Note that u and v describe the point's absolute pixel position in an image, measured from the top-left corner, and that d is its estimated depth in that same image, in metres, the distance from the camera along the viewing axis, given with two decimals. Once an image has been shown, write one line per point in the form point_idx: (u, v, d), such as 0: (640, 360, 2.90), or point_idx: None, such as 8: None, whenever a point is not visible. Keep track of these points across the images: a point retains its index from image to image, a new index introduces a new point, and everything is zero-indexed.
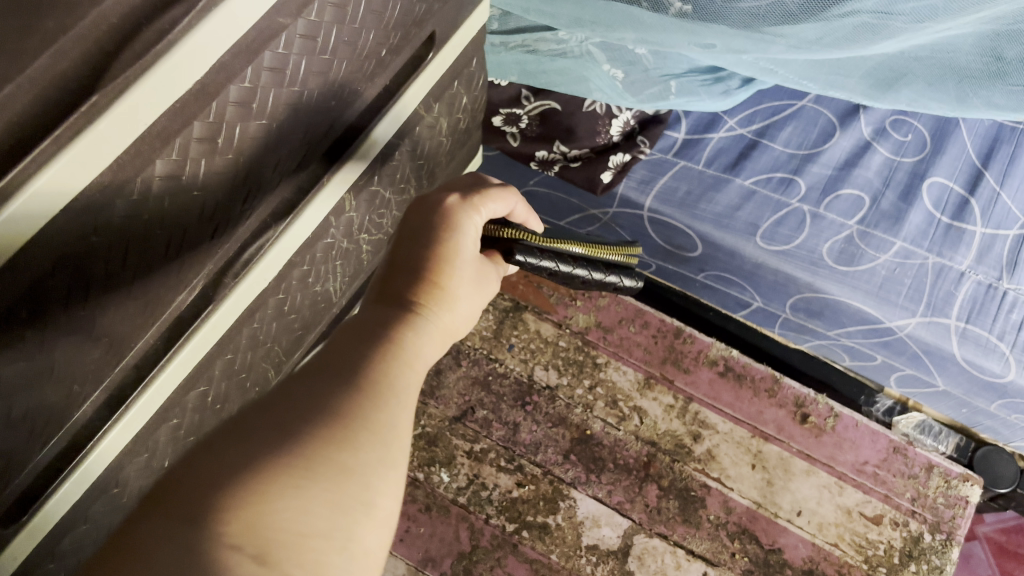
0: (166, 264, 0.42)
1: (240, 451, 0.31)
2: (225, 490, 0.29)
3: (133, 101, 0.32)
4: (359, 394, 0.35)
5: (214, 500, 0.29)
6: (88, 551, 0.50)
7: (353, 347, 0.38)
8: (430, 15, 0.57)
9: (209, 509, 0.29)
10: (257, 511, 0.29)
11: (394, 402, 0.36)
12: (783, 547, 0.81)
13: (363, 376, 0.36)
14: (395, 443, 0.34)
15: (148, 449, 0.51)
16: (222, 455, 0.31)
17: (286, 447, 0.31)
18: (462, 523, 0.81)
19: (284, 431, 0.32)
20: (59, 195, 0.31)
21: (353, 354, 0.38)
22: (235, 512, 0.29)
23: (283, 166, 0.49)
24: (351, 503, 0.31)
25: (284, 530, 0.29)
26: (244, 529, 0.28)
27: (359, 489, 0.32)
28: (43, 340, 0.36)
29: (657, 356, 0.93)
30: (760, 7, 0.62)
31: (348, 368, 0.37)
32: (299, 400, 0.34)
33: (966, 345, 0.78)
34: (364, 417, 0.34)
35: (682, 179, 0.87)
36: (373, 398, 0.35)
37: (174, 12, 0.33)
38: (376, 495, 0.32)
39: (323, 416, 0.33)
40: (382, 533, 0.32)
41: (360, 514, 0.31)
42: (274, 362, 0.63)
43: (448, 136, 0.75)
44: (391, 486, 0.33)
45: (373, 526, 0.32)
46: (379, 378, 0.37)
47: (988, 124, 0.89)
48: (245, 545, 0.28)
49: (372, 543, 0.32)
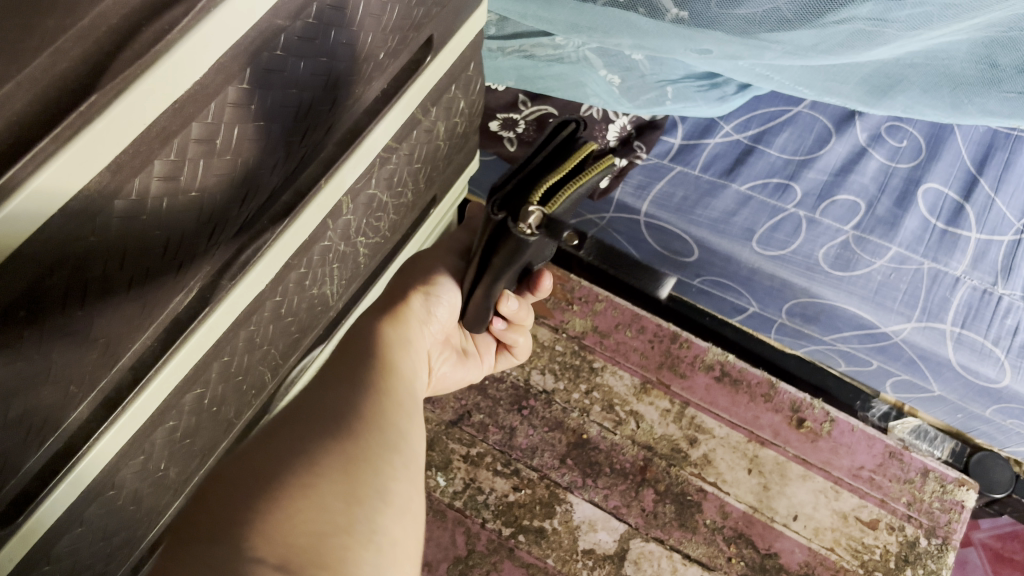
0: (164, 266, 0.42)
1: (250, 472, 0.34)
2: (239, 507, 0.32)
3: (132, 101, 0.32)
4: (342, 394, 0.41)
5: (231, 519, 0.31)
6: (83, 554, 0.50)
7: (333, 366, 0.44)
8: (428, 19, 0.57)
9: (230, 528, 0.31)
10: (274, 520, 0.31)
11: (380, 395, 0.42)
12: (779, 552, 0.81)
13: (344, 381, 0.42)
14: (390, 432, 0.39)
15: (145, 451, 0.51)
16: (233, 480, 0.34)
17: (289, 456, 0.35)
18: (458, 528, 0.81)
19: (283, 445, 0.36)
20: (57, 194, 0.31)
21: (340, 374, 0.43)
22: (254, 525, 0.31)
23: (282, 168, 0.49)
24: (367, 492, 0.35)
25: (305, 532, 0.32)
26: (264, 542, 0.30)
27: (370, 478, 0.35)
28: (41, 340, 0.36)
29: (654, 360, 0.93)
30: (756, 14, 0.63)
31: (336, 382, 0.42)
32: (288, 416, 0.38)
33: (961, 350, 0.78)
34: (360, 418, 0.39)
35: (678, 184, 0.88)
36: (364, 401, 0.41)
37: (173, 13, 0.33)
38: (387, 481, 0.36)
39: (316, 421, 0.38)
40: (402, 519, 0.36)
41: (377, 503, 0.35)
42: (270, 365, 0.63)
43: (446, 140, 0.75)
44: (397, 472, 0.37)
45: (391, 514, 0.35)
46: (361, 380, 0.43)
47: (982, 131, 0.89)
48: (267, 556, 0.30)
49: (395, 529, 0.35)
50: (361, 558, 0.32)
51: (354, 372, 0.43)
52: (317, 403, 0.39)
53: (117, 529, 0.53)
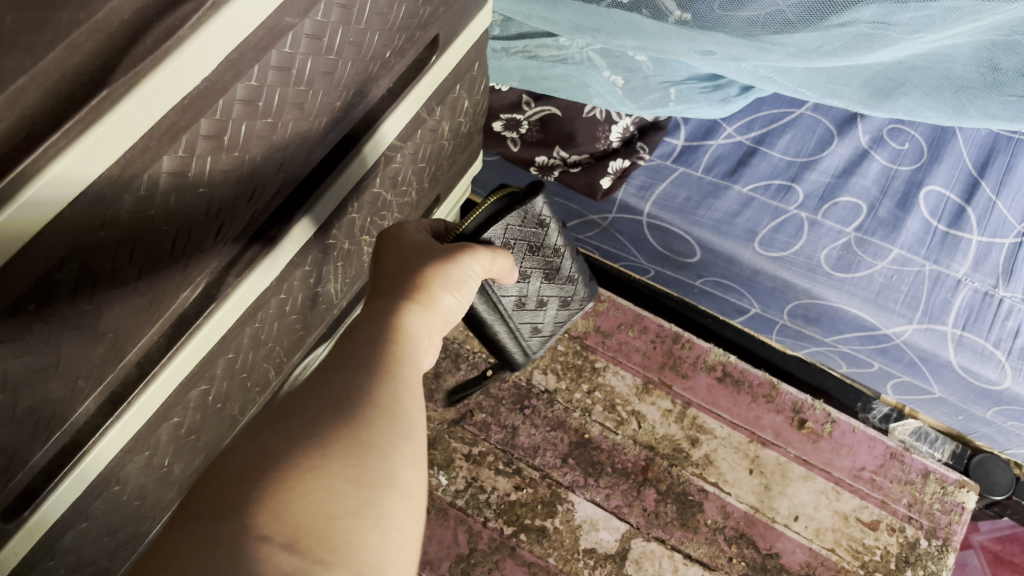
0: (171, 262, 0.42)
1: (259, 452, 0.34)
2: (248, 486, 0.32)
3: (142, 96, 0.32)
4: (351, 376, 0.40)
5: (240, 497, 0.32)
6: (87, 548, 0.50)
7: (345, 345, 0.43)
8: (434, 18, 0.57)
9: (236, 507, 0.32)
10: (281, 500, 0.32)
11: (393, 378, 0.41)
12: (780, 552, 0.81)
13: (356, 361, 0.41)
14: (403, 417, 0.39)
15: (150, 447, 0.51)
16: (242, 458, 0.34)
17: (298, 438, 0.35)
18: (460, 527, 0.81)
19: (292, 426, 0.36)
20: (68, 189, 0.31)
21: (354, 352, 0.42)
22: (261, 505, 0.32)
23: (289, 166, 0.50)
24: (375, 477, 0.35)
25: (312, 514, 0.32)
26: (272, 521, 0.31)
27: (378, 463, 0.35)
28: (49, 333, 0.36)
29: (655, 361, 0.93)
30: (758, 16, 0.63)
31: (349, 360, 0.41)
32: (299, 397, 0.38)
33: (962, 352, 0.78)
34: (371, 399, 0.38)
35: (681, 185, 0.88)
36: (377, 381, 0.40)
37: (184, 10, 0.33)
38: (397, 467, 0.36)
39: (326, 403, 0.37)
40: (408, 505, 0.36)
41: (384, 488, 0.35)
42: (274, 363, 0.64)
43: (450, 140, 0.76)
44: (407, 458, 0.37)
45: (398, 499, 0.35)
46: (372, 360, 0.41)
47: (984, 134, 0.90)
48: (274, 535, 0.31)
49: (401, 515, 0.35)
50: (365, 543, 0.33)
51: (367, 351, 0.42)
52: (327, 384, 0.39)
53: (121, 525, 0.53)
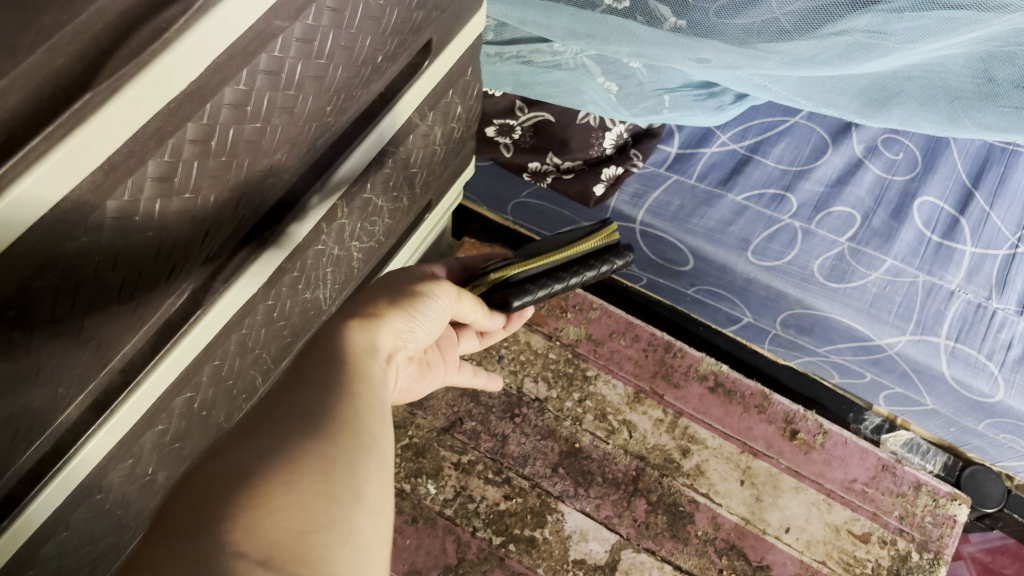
0: (156, 269, 0.42)
1: (229, 469, 0.33)
2: (218, 502, 0.32)
3: (127, 100, 0.31)
4: (319, 390, 0.39)
5: (214, 513, 0.31)
6: (66, 559, 0.49)
7: (304, 360, 0.42)
8: (427, 23, 0.57)
9: (208, 525, 0.31)
10: (254, 516, 0.31)
11: (355, 395, 0.40)
12: (771, 564, 0.80)
13: (318, 379, 0.40)
14: (366, 433, 0.38)
15: (133, 455, 0.50)
16: (213, 475, 0.33)
17: (269, 454, 0.34)
18: (448, 536, 0.80)
19: (257, 443, 0.35)
20: (46, 194, 0.30)
21: (319, 367, 0.41)
22: (236, 520, 0.31)
23: (278, 171, 0.49)
24: (343, 493, 0.34)
25: (285, 529, 0.31)
26: (246, 538, 0.30)
27: (346, 479, 0.35)
28: (30, 344, 0.35)
29: (647, 370, 0.94)
30: (754, 24, 0.63)
31: (312, 374, 0.40)
32: (260, 412, 0.37)
33: (955, 364, 0.78)
34: (337, 415, 0.38)
35: (675, 194, 0.88)
36: (342, 397, 0.39)
37: (170, 12, 0.32)
38: (365, 483, 0.35)
39: (290, 419, 0.36)
40: (376, 520, 0.35)
41: (352, 504, 0.34)
42: (261, 369, 0.63)
43: (442, 145, 0.75)
44: (374, 474, 0.36)
45: (366, 515, 0.35)
46: (337, 375, 0.41)
47: (978, 146, 0.90)
48: (251, 552, 0.30)
49: (371, 531, 0.34)
50: (339, 558, 0.32)
51: (332, 367, 0.41)
52: (296, 401, 0.38)
53: (103, 534, 0.52)
